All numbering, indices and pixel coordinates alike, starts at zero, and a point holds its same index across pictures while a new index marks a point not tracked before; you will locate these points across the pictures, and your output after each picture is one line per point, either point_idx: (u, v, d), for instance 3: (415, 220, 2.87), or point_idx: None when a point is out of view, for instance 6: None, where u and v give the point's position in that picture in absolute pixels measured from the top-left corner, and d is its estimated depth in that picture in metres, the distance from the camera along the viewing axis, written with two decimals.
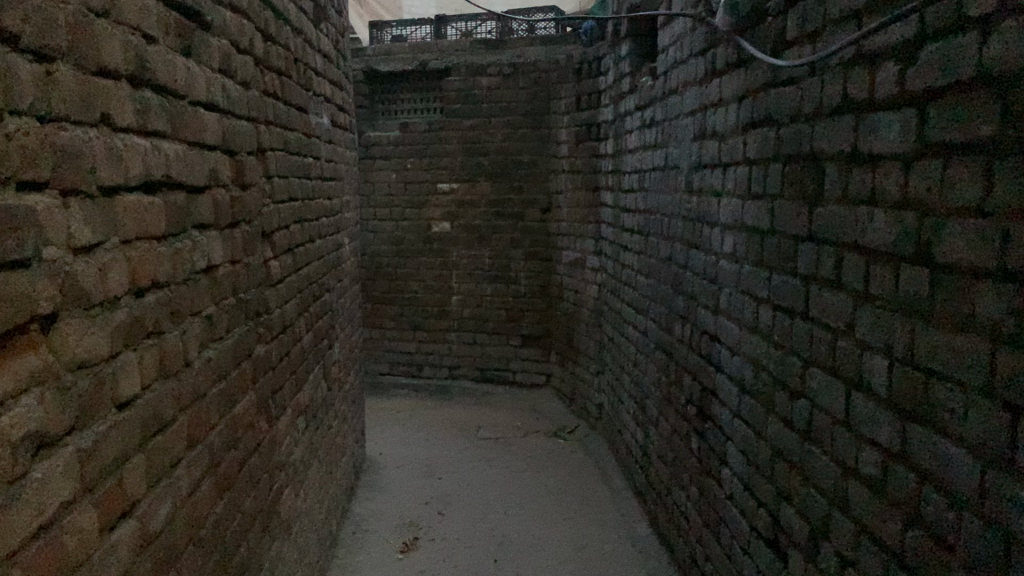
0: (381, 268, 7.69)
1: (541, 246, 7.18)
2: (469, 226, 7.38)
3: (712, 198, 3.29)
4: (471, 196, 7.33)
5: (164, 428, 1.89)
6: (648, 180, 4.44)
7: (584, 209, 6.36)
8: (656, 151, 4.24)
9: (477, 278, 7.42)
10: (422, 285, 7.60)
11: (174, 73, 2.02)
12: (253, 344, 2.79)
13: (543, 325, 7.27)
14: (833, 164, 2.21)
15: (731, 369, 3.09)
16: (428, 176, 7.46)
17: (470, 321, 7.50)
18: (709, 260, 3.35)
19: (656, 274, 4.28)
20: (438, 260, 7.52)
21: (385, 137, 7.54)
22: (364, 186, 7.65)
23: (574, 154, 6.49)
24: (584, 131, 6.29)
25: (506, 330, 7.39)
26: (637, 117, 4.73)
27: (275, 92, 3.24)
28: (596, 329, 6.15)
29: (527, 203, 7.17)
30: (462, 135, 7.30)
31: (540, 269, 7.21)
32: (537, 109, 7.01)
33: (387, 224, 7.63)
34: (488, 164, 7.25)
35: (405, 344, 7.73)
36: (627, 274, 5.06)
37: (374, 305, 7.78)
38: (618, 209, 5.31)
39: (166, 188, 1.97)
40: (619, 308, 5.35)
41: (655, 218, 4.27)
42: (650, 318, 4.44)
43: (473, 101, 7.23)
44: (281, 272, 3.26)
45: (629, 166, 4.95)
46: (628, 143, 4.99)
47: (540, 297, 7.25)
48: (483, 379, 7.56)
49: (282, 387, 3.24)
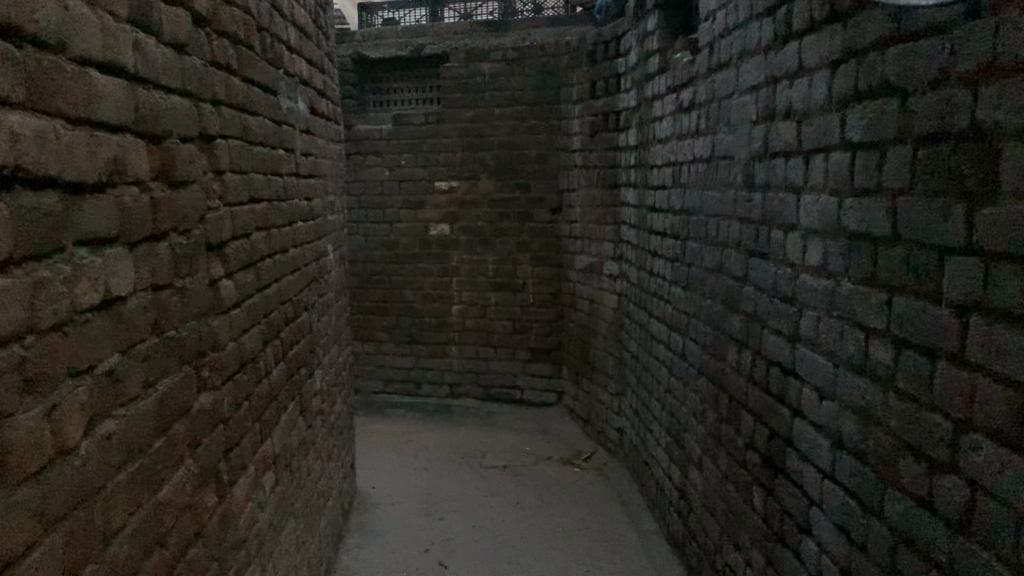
0: (374, 275, 6.97)
1: (551, 250, 6.49)
2: (470, 228, 6.67)
3: (787, 195, 2.59)
4: (473, 195, 6.62)
5: (9, 567, 1.20)
6: (686, 174, 3.74)
7: (599, 208, 5.68)
8: (697, 139, 3.54)
9: (480, 285, 6.71)
10: (419, 294, 6.89)
11: (37, 8, 1.32)
12: (193, 395, 2.09)
13: (554, 337, 6.58)
14: (1018, 143, 1.51)
15: (819, 416, 2.40)
16: (425, 174, 6.75)
17: (473, 333, 6.79)
18: (781, 274, 2.66)
19: (698, 286, 3.59)
20: (437, 266, 6.81)
21: (377, 131, 6.83)
22: (354, 185, 6.95)
23: (588, 146, 5.81)
24: (600, 120, 5.60)
25: (513, 343, 6.69)
26: (669, 101, 4.03)
27: (229, 65, 2.54)
28: (615, 344, 5.45)
29: (535, 202, 6.47)
30: (462, 128, 6.60)
31: (550, 276, 6.52)
32: (546, 98, 6.33)
33: (379, 227, 6.92)
34: (492, 159, 6.55)
35: (400, 359, 7.02)
36: (657, 284, 4.36)
37: (366, 316, 7.06)
38: (644, 209, 4.61)
39: (20, 187, 1.27)
40: (646, 323, 4.66)
41: (697, 219, 3.57)
42: (690, 338, 3.74)
43: (474, 89, 6.53)
44: (239, 294, 2.56)
45: (659, 158, 4.24)
46: (657, 132, 4.29)
47: (551, 306, 6.55)
48: (488, 397, 6.86)
49: (241, 442, 2.54)
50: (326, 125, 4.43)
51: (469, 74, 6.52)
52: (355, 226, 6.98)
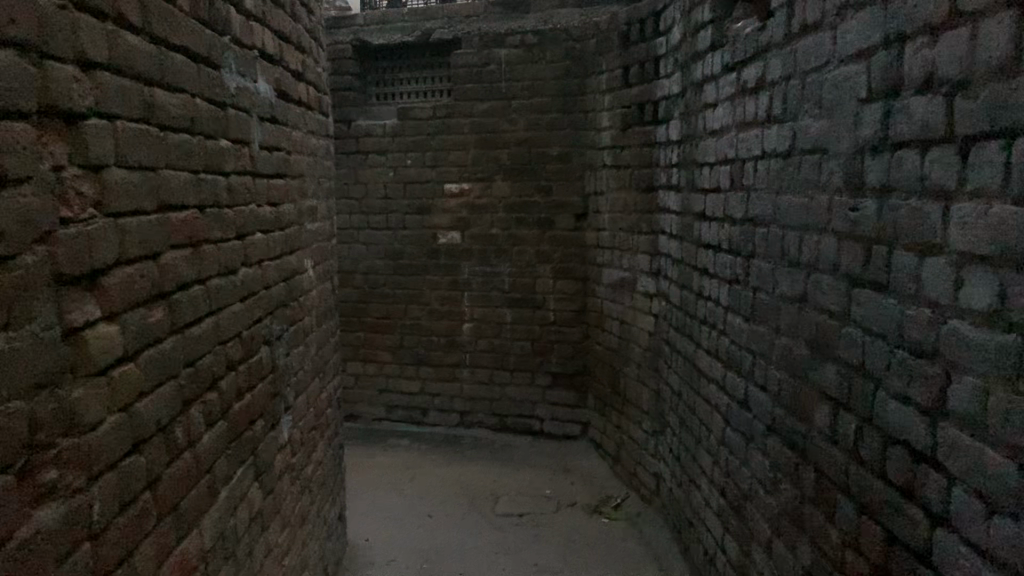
0: (376, 288, 6.20)
1: (577, 262, 5.69)
2: (484, 236, 5.89)
3: (926, 202, 1.78)
4: (488, 199, 5.84)
5: None
6: (751, 174, 2.94)
7: (632, 214, 4.88)
8: (769, 127, 2.74)
9: (495, 301, 5.92)
10: (426, 310, 6.11)
11: None
12: (7, 523, 1.31)
13: (579, 361, 5.75)
14: None
15: (985, 539, 1.59)
16: (434, 174, 5.98)
17: (487, 356, 5.99)
18: (911, 315, 1.85)
19: (771, 318, 2.78)
20: (446, 279, 6.02)
21: (380, 126, 6.08)
22: (354, 187, 6.19)
23: (619, 144, 5.02)
24: (633, 113, 4.81)
25: (532, 367, 5.88)
26: (727, 83, 3.24)
27: (119, 15, 1.77)
28: (652, 375, 4.64)
29: (557, 208, 5.69)
30: (475, 123, 5.82)
31: (575, 291, 5.72)
32: (572, 89, 5.55)
33: (382, 234, 6.16)
34: (509, 158, 5.77)
35: (405, 383, 6.22)
36: (708, 309, 3.54)
37: (368, 335, 6.27)
38: (691, 216, 3.81)
39: None
40: (692, 355, 3.85)
41: (769, 232, 2.76)
42: (758, 384, 2.93)
43: (489, 78, 5.76)
44: (130, 341, 1.78)
45: (711, 155, 3.44)
46: (709, 123, 3.49)
47: (575, 326, 5.74)
48: (503, 428, 6.04)
49: (132, 554, 1.77)
50: (305, 115, 3.68)
51: (484, 61, 5.76)
52: (356, 233, 6.23)
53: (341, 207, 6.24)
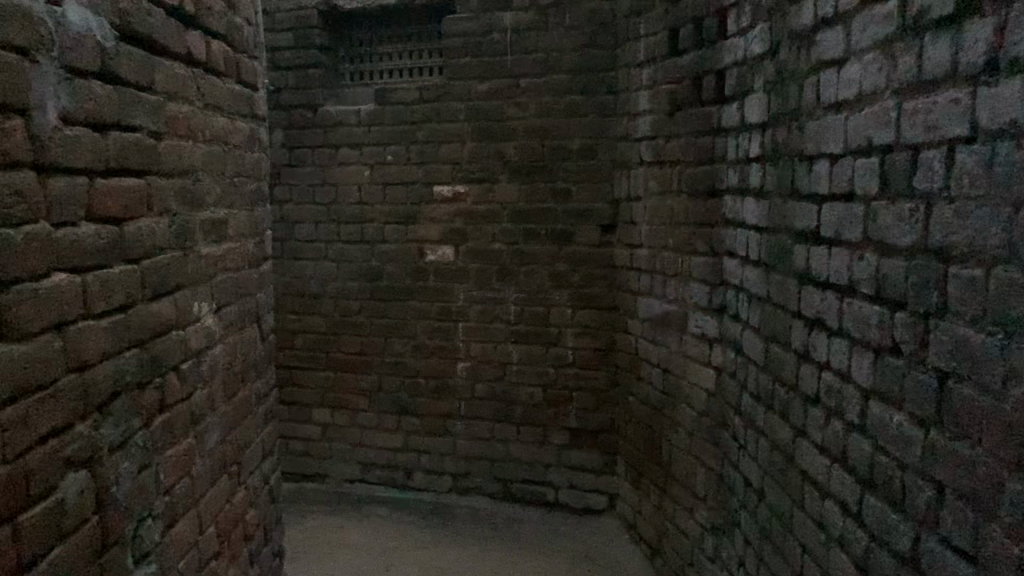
0: (349, 316, 4.94)
1: (602, 287, 4.43)
2: (485, 252, 4.63)
3: None
4: (489, 204, 4.59)
5: None
6: (940, 171, 1.66)
7: (681, 228, 3.61)
8: (998, 83, 1.47)
9: (499, 335, 4.65)
10: (410, 344, 4.84)
11: None
12: None
13: (606, 415, 4.47)
14: None
15: None
16: (421, 173, 4.72)
17: (487, 405, 4.70)
18: None
19: (996, 440, 1.49)
20: (437, 306, 4.77)
21: (352, 113, 4.83)
22: (323, 190, 4.94)
23: (663, 133, 3.75)
24: (684, 90, 3.55)
25: (546, 421, 4.59)
26: (872, 19, 1.97)
27: None
28: (713, 450, 3.36)
29: (578, 217, 4.43)
30: (473, 108, 4.56)
31: (600, 324, 4.44)
32: (598, 64, 4.31)
33: (357, 250, 4.90)
34: (516, 153, 4.51)
35: (384, 437, 4.94)
36: (826, 385, 2.26)
37: (339, 376, 5.00)
38: (788, 237, 2.53)
39: None
40: (790, 445, 2.56)
41: (993, 278, 1.49)
42: (954, 547, 1.64)
43: (490, 50, 4.50)
44: None
45: (834, 142, 2.17)
46: (829, 92, 2.22)
47: (600, 369, 4.46)
48: (507, 497, 4.75)
49: None
50: (203, 82, 2.42)
51: (485, 30, 4.50)
52: (325, 248, 4.96)
53: (305, 214, 4.98)
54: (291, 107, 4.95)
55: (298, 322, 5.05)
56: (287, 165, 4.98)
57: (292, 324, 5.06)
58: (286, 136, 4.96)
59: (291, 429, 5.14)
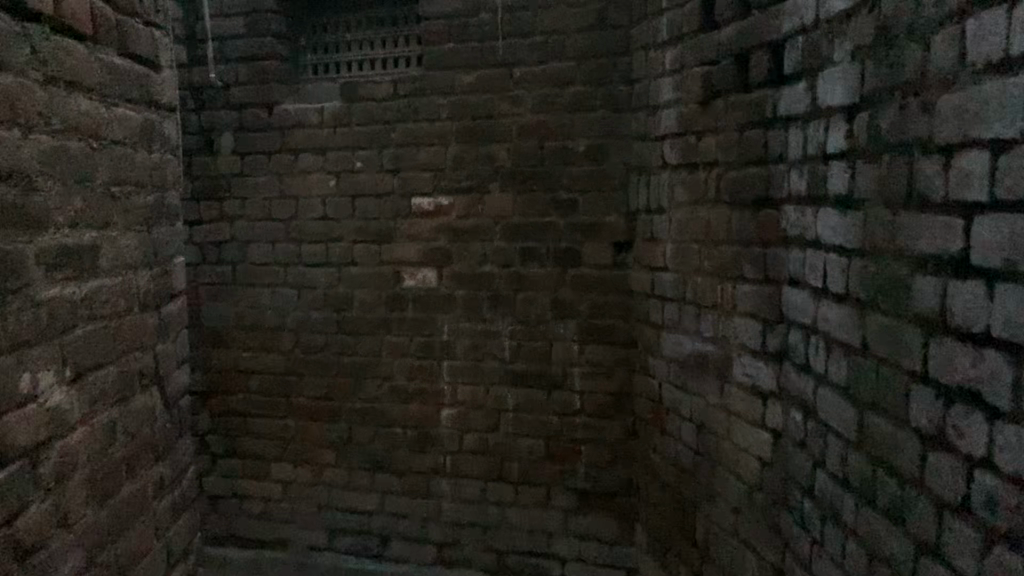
0: (313, 353, 4.17)
1: (616, 317, 3.65)
2: (473, 277, 3.85)
3: None
4: (478, 219, 3.82)
5: None
6: None
7: (721, 248, 2.83)
8: None
9: (491, 376, 3.85)
10: (385, 387, 4.05)
11: None
12: None
13: (621, 473, 3.69)
14: None
15: None
16: (396, 182, 3.95)
17: (477, 460, 3.91)
18: None
19: None
20: (416, 341, 3.98)
21: (314, 111, 4.07)
22: (280, 203, 4.17)
23: (694, 128, 2.98)
24: (722, 71, 2.78)
25: (549, 480, 3.80)
26: None
27: None
28: (769, 538, 2.58)
29: (585, 232, 3.66)
30: (457, 103, 3.80)
31: (614, 363, 3.66)
32: (609, 47, 3.55)
33: (321, 273, 4.12)
34: (509, 156, 3.74)
35: (355, 497, 4.16)
36: (984, 493, 1.49)
37: (302, 424, 4.23)
38: (903, 264, 1.76)
39: None
40: (906, 563, 1.78)
41: None
42: None
43: (478, 34, 3.74)
44: None
45: (1004, 120, 1.40)
46: (987, 46, 1.46)
47: (614, 418, 3.68)
48: (503, 570, 3.95)
49: None
50: (50, 45, 1.65)
51: (471, 9, 3.74)
52: (284, 272, 4.19)
53: (260, 232, 4.22)
54: (242, 104, 4.20)
55: (255, 361, 4.29)
56: (238, 174, 4.23)
57: (248, 363, 4.31)
58: (236, 139, 4.21)
59: (248, 487, 4.37)
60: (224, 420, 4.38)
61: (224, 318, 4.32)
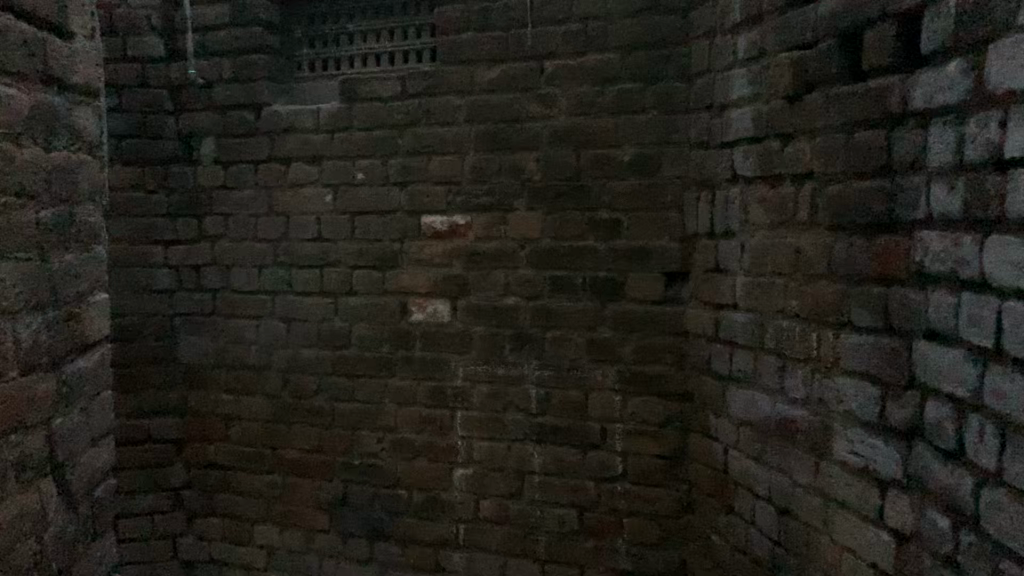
0: (305, 397, 3.55)
1: (667, 364, 3.00)
2: (493, 311, 3.22)
3: None
4: (500, 243, 3.19)
5: None
6: None
7: (819, 285, 2.19)
8: None
9: (514, 431, 3.21)
10: (387, 439, 3.42)
11: None
12: None
13: (673, 554, 3.03)
14: None
15: None
16: (404, 198, 3.34)
17: (496, 531, 3.26)
18: None
19: None
20: (425, 386, 3.35)
21: (308, 114, 3.48)
22: (269, 220, 3.58)
23: (778, 132, 2.35)
24: (821, 56, 2.15)
25: (582, 559, 3.14)
26: None
27: None
28: None
29: (630, 260, 3.02)
30: (477, 104, 3.19)
31: (665, 419, 3.01)
32: (662, 36, 2.92)
33: (315, 304, 3.51)
34: (539, 168, 3.12)
35: (351, 570, 3.51)
36: None
37: (291, 480, 3.60)
38: None
39: None
40: None
41: None
42: None
43: (502, 21, 3.13)
44: None
45: None
46: None
47: (664, 487, 3.02)
48: None
49: None
50: None
51: None
52: (272, 302, 3.59)
53: (246, 255, 3.63)
54: (226, 106, 3.64)
55: (238, 405, 3.68)
56: (221, 187, 3.67)
57: (230, 408, 3.69)
58: (219, 147, 3.66)
59: (227, 552, 3.74)
60: (202, 473, 3.76)
61: (204, 354, 3.72)
